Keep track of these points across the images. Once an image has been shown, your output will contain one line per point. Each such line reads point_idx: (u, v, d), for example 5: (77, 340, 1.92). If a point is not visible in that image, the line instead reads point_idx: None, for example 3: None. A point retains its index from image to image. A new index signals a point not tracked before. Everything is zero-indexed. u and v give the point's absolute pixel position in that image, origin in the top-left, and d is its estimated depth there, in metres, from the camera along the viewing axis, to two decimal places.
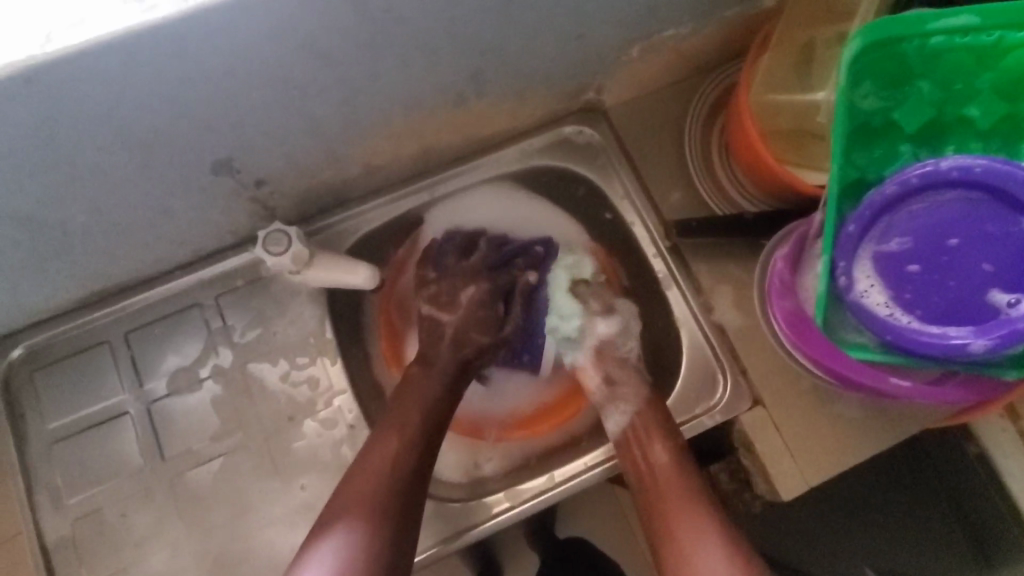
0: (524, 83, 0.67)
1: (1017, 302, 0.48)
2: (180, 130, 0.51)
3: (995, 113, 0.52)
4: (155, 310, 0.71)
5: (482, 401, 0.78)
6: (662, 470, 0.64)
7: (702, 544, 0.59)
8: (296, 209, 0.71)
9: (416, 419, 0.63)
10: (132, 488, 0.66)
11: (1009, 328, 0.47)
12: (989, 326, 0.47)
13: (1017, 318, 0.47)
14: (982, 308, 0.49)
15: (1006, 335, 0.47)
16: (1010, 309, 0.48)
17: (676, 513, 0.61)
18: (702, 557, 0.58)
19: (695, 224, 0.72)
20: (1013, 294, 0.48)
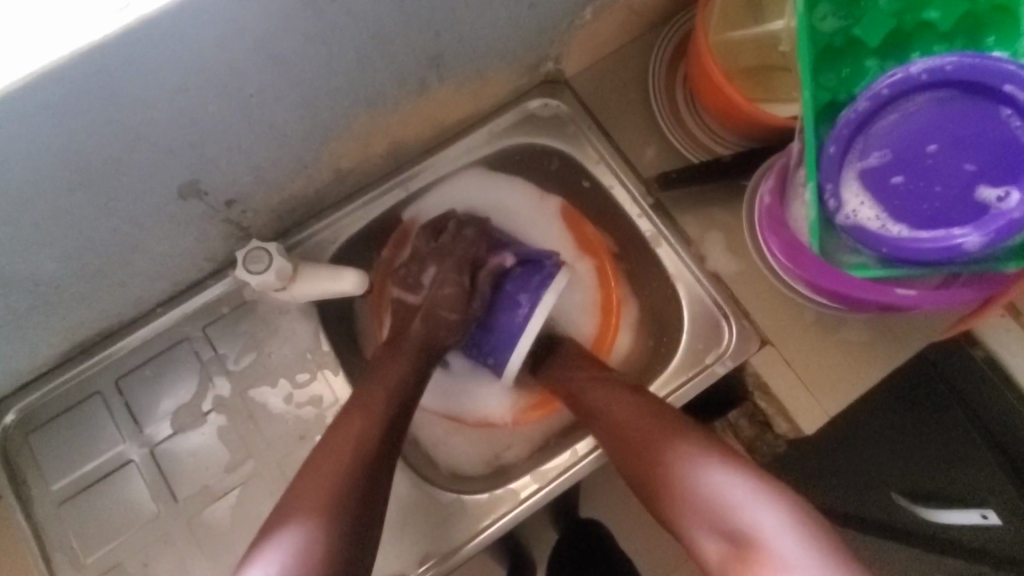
0: (482, 60, 0.65)
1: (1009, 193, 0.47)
2: (139, 157, 0.49)
3: (956, 13, 0.52)
4: (144, 352, 0.69)
5: (476, 397, 0.76)
6: (637, 417, 0.62)
7: (698, 470, 0.55)
8: (271, 226, 0.69)
9: (382, 402, 0.61)
10: (150, 535, 0.64)
11: (1004, 220, 0.46)
12: (984, 220, 0.47)
13: (1011, 208, 0.46)
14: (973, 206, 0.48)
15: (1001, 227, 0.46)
16: (1000, 204, 0.47)
17: (660, 468, 0.57)
18: (707, 490, 0.53)
19: (675, 175, 0.71)
20: (1003, 188, 0.47)
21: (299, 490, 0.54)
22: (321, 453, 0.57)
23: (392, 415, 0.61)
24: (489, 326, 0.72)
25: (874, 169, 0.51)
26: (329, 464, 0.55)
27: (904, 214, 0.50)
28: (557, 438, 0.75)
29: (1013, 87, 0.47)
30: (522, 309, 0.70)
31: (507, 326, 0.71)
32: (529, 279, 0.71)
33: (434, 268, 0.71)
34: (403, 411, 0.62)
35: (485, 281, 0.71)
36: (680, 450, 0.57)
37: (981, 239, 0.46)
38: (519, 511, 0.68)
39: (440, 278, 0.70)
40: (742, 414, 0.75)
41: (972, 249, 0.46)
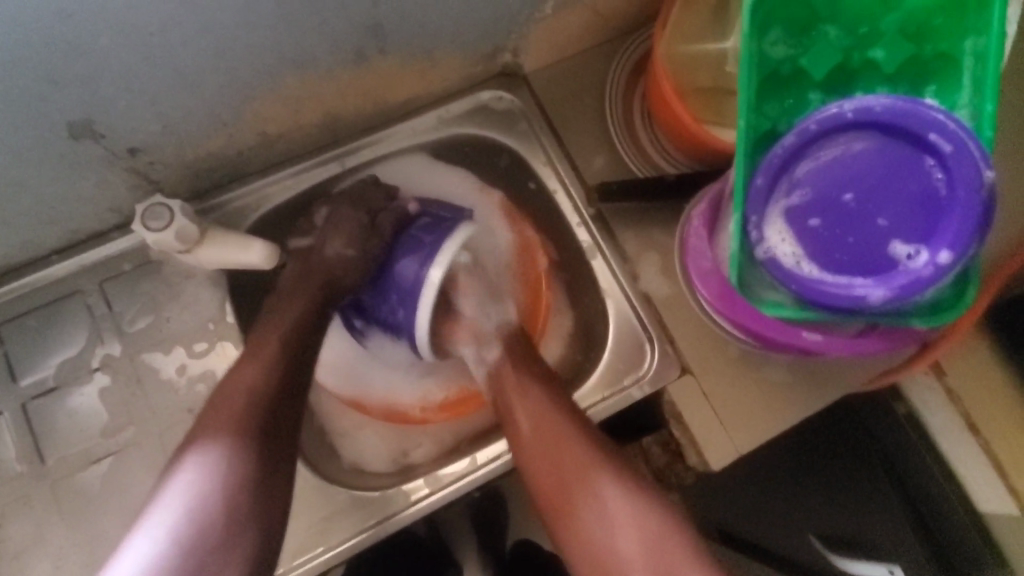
0: (427, 41, 0.62)
1: (919, 248, 0.46)
2: (15, 83, 0.45)
3: (901, 55, 0.50)
4: (32, 300, 0.64)
5: (387, 378, 0.73)
6: (528, 440, 0.60)
7: (605, 494, 0.55)
8: (187, 184, 0.65)
9: (273, 347, 0.57)
10: (10, 494, 0.60)
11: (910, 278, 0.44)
12: (891, 275, 0.45)
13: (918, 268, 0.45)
14: (886, 257, 0.47)
15: (908, 284, 0.45)
16: (911, 260, 0.46)
17: (571, 492, 0.56)
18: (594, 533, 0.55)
19: (616, 187, 0.69)
20: (916, 244, 0.46)
21: (206, 421, 0.52)
22: (214, 404, 0.53)
23: (290, 357, 0.57)
24: (386, 288, 0.67)
25: (801, 206, 0.49)
26: (225, 413, 0.52)
27: (823, 256, 0.48)
28: (468, 443, 0.72)
29: (938, 137, 0.45)
30: (420, 264, 0.65)
31: (407, 289, 0.66)
32: (435, 229, 0.67)
33: (326, 207, 0.69)
34: (302, 347, 0.58)
35: (386, 223, 0.67)
36: (592, 484, 0.56)
37: (887, 294, 0.45)
38: (407, 515, 0.65)
39: (334, 218, 0.66)
40: (655, 441, 0.73)
41: (878, 302, 0.45)
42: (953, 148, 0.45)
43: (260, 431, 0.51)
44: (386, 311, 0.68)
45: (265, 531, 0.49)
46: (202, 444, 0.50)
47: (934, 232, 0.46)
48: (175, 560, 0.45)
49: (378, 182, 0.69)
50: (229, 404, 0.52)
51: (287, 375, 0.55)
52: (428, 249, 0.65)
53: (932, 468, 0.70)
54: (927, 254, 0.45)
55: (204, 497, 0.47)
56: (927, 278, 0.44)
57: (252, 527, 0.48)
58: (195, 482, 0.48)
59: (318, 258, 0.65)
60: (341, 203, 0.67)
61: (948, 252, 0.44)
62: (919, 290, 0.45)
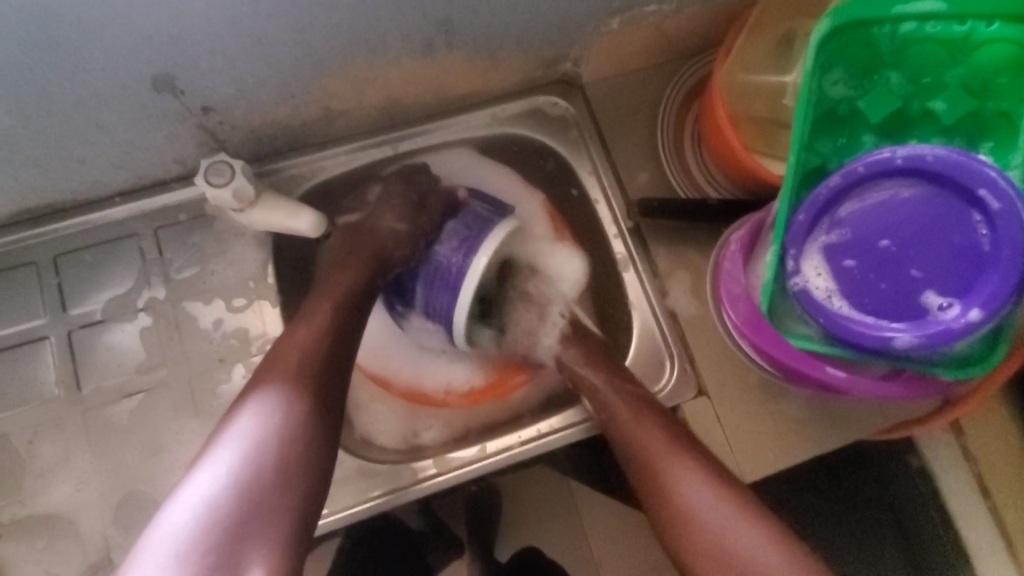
0: (495, 40, 0.64)
1: (953, 301, 0.46)
2: (113, 32, 0.49)
3: (962, 109, 0.50)
4: (91, 237, 0.68)
5: (410, 358, 0.75)
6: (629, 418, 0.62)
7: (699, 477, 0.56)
8: (249, 147, 0.68)
9: (325, 317, 0.59)
10: (44, 415, 0.63)
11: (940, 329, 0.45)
12: (922, 322, 0.46)
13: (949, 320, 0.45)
14: (918, 305, 0.47)
15: (937, 334, 0.45)
16: (942, 311, 0.46)
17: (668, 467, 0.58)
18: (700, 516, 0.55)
19: (657, 205, 0.70)
20: (949, 297, 0.46)
21: (263, 372, 0.55)
22: (267, 364, 0.55)
23: (341, 330, 0.59)
24: (423, 271, 0.68)
25: (841, 244, 0.49)
26: (281, 368, 0.54)
27: (857, 296, 0.49)
28: (478, 432, 0.74)
29: (988, 193, 0.46)
30: (465, 252, 0.66)
31: (448, 274, 0.66)
32: (476, 221, 0.68)
33: (380, 187, 0.72)
34: (353, 321, 0.61)
35: (435, 207, 0.71)
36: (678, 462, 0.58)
37: (915, 340, 0.45)
38: (414, 490, 0.67)
39: (386, 195, 0.70)
40: None
41: (904, 347, 0.46)
42: (1002, 206, 0.45)
43: (311, 387, 0.54)
44: (427, 295, 0.68)
45: (315, 485, 0.50)
46: (264, 391, 0.53)
47: (972, 287, 0.46)
48: (235, 501, 0.46)
49: (426, 172, 0.73)
50: (283, 363, 0.55)
51: (338, 347, 0.58)
52: (474, 236, 0.67)
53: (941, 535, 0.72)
54: (960, 308, 0.45)
55: (261, 441, 0.49)
56: (957, 330, 0.45)
57: (307, 476, 0.50)
58: (264, 427, 0.50)
59: (372, 233, 0.68)
60: (393, 182, 0.71)
61: (982, 308, 0.45)
62: (948, 341, 0.45)
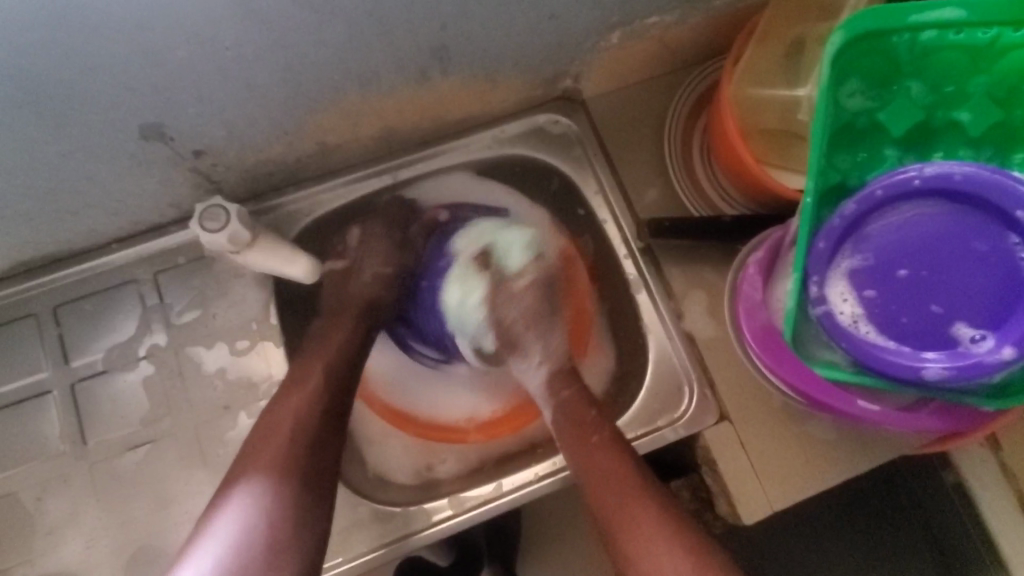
0: (491, 63, 0.62)
1: (985, 334, 0.43)
2: (95, 87, 0.47)
3: (989, 119, 0.48)
4: (89, 285, 0.66)
5: (426, 391, 0.74)
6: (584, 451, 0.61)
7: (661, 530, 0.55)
8: (245, 186, 0.67)
9: (316, 378, 0.57)
10: (50, 470, 0.62)
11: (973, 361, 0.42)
12: (952, 353, 0.43)
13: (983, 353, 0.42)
14: (949, 335, 0.44)
15: (974, 367, 0.42)
16: (977, 343, 0.43)
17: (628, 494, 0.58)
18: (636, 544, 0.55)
19: (668, 225, 0.67)
20: (982, 328, 0.43)
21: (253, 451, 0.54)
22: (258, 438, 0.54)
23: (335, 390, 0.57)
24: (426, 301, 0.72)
25: (867, 269, 0.46)
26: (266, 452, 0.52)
27: (887, 324, 0.45)
28: (493, 465, 0.72)
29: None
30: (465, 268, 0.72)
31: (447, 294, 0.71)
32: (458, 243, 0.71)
33: (356, 229, 0.70)
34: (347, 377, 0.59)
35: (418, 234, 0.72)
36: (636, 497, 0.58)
37: (946, 372, 0.42)
38: (425, 535, 0.65)
39: (367, 241, 0.69)
40: (685, 485, 0.72)
41: (935, 379, 0.43)
42: None
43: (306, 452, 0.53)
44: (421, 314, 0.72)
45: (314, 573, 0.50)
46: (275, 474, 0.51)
47: (1011, 316, 0.43)
48: None
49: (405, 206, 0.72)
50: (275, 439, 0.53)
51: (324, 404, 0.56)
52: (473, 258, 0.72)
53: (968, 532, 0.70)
54: (996, 338, 0.43)
55: (247, 535, 0.48)
56: (992, 364, 0.42)
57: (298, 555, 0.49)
58: (242, 519, 0.49)
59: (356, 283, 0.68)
60: (372, 223, 0.70)
61: (1018, 343, 0.42)
62: (982, 375, 0.42)
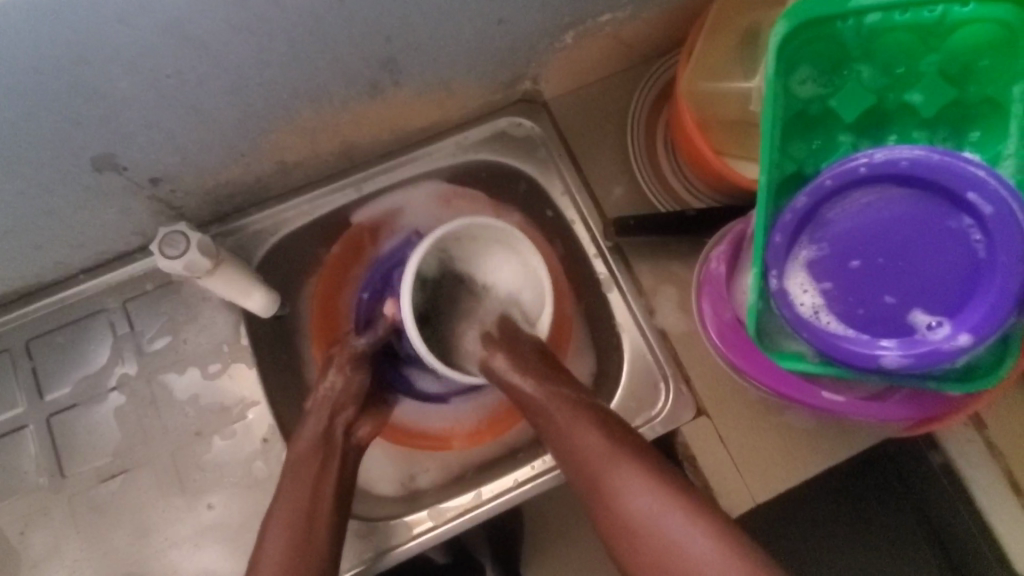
0: (445, 72, 0.62)
1: (941, 320, 0.43)
2: (38, 124, 0.47)
3: (940, 100, 0.47)
4: (59, 318, 0.66)
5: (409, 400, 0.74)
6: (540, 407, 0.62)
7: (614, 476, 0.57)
8: (208, 209, 0.66)
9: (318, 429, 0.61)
10: (30, 505, 0.62)
11: (929, 349, 0.42)
12: (908, 342, 0.43)
13: (938, 340, 0.42)
14: (907, 323, 0.44)
15: (930, 353, 0.42)
16: (934, 330, 0.43)
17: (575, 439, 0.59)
18: (644, 518, 0.55)
19: (634, 223, 0.67)
20: (939, 314, 0.43)
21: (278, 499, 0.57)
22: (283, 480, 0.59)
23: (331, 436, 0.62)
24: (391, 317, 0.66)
25: (824, 259, 0.46)
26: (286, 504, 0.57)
27: (847, 314, 0.45)
28: (475, 472, 0.72)
29: (977, 195, 0.41)
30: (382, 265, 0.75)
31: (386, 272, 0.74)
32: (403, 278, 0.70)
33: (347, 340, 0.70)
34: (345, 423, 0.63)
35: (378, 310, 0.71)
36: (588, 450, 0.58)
37: (902, 361, 0.43)
38: (409, 548, 0.65)
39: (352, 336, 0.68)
40: None
41: (894, 367, 0.43)
42: (995, 210, 0.41)
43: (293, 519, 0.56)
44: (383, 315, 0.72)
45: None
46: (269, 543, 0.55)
47: (968, 300, 0.42)
48: None
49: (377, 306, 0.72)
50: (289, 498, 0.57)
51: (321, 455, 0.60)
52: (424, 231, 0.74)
53: (963, 513, 0.68)
54: (952, 323, 0.42)
55: None
56: (947, 352, 0.42)
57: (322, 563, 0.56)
58: None
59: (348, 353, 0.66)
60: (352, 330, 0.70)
61: (973, 330, 0.42)
62: (938, 361, 0.42)
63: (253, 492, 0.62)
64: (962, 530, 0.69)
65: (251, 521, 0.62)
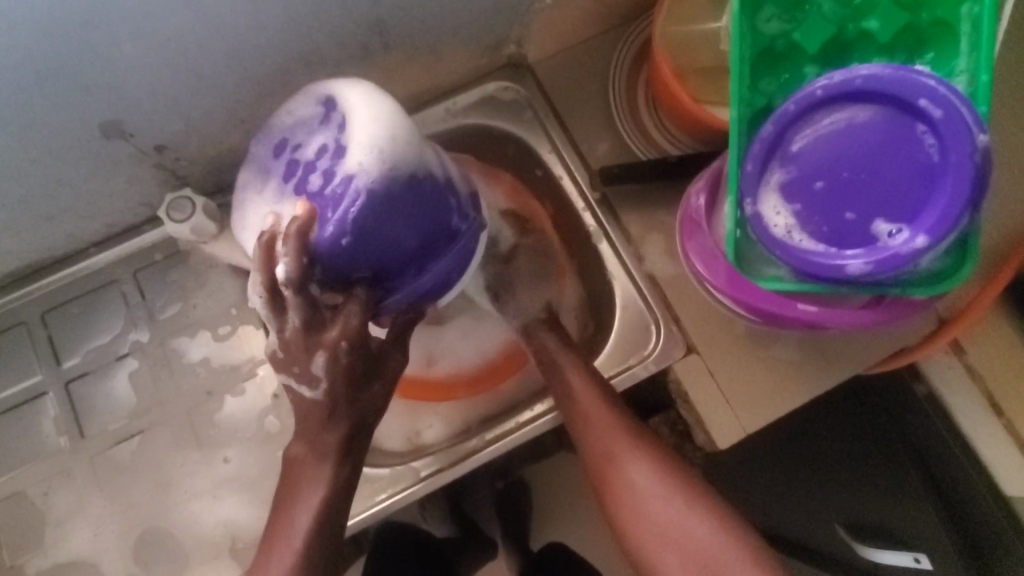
0: (432, 34, 0.65)
1: (901, 227, 0.46)
2: (47, 88, 0.50)
3: (896, 24, 0.50)
4: (73, 290, 0.69)
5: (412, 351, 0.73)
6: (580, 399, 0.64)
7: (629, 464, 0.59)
8: (211, 179, 0.69)
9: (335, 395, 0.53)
10: (53, 467, 0.65)
11: (891, 253, 0.45)
12: (871, 249, 0.46)
13: (899, 244, 0.45)
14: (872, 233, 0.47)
15: (894, 258, 0.45)
16: (897, 235, 0.46)
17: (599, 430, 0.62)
18: (645, 489, 0.58)
19: (616, 171, 0.70)
20: (900, 221, 0.46)
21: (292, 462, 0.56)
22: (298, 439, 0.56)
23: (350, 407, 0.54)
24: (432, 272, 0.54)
25: (794, 181, 0.49)
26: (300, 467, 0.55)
27: (818, 230, 0.48)
28: (478, 424, 0.74)
29: (927, 102, 0.45)
30: (319, 174, 0.49)
31: (378, 233, 0.48)
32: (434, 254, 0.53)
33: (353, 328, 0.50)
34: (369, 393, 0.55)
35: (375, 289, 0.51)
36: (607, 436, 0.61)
37: (867, 267, 0.45)
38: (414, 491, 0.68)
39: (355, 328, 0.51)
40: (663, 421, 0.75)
41: (862, 275, 0.46)
42: (944, 113, 0.44)
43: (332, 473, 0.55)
44: (394, 294, 0.53)
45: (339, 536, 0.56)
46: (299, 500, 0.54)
47: (926, 204, 0.45)
48: None
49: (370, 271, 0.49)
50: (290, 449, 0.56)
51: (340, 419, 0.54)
52: (438, 189, 0.51)
53: (933, 425, 0.72)
54: (913, 227, 0.45)
55: None
56: (906, 255, 0.44)
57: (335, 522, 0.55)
58: None
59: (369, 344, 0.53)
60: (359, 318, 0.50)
61: (929, 233, 0.44)
62: (902, 265, 0.45)
63: (267, 446, 0.65)
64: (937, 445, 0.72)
65: (265, 472, 0.64)
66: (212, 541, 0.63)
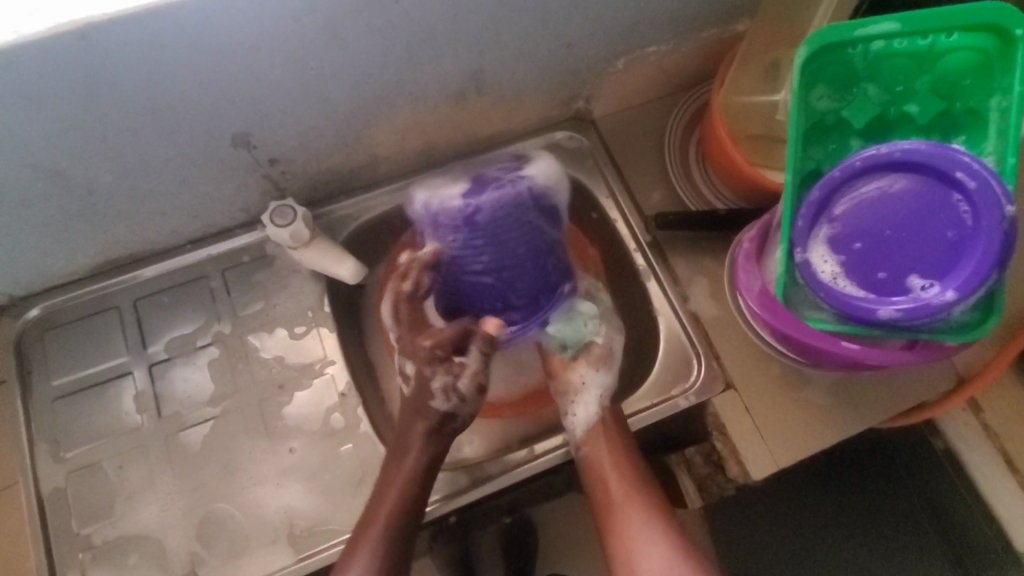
0: (518, 85, 0.74)
1: (934, 282, 0.52)
2: (204, 100, 0.57)
3: (934, 109, 0.59)
4: (165, 282, 0.75)
5: None
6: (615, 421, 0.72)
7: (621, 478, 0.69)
8: (304, 193, 0.77)
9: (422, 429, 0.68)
10: (130, 442, 0.69)
11: (926, 304, 0.51)
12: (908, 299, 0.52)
13: (934, 296, 0.51)
14: (909, 285, 0.54)
15: (929, 309, 0.51)
16: (932, 288, 0.52)
17: (609, 453, 0.70)
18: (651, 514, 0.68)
19: (673, 218, 0.77)
20: (934, 275, 0.53)
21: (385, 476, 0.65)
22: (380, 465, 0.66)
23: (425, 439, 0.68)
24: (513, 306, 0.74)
25: (840, 235, 0.56)
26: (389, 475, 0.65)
27: (861, 280, 0.55)
28: (519, 442, 0.78)
29: (964, 174, 0.52)
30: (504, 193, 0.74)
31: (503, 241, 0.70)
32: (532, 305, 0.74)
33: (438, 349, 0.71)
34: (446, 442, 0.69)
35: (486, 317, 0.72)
36: (620, 457, 0.70)
37: (906, 314, 0.52)
38: (465, 495, 0.71)
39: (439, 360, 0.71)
40: (698, 451, 0.78)
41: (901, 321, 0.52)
42: (977, 185, 0.52)
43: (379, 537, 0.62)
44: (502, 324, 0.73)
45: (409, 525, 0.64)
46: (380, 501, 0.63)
47: (958, 262, 0.52)
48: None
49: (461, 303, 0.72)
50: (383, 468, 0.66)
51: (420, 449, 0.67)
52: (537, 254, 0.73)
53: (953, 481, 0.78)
54: (946, 281, 0.52)
55: None
56: (939, 306, 0.51)
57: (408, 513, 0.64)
58: None
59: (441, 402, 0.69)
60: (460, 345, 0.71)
61: (959, 288, 0.51)
62: (936, 314, 0.51)
63: (330, 440, 0.70)
64: (947, 499, 0.80)
65: (327, 466, 0.69)
66: (271, 526, 0.66)
